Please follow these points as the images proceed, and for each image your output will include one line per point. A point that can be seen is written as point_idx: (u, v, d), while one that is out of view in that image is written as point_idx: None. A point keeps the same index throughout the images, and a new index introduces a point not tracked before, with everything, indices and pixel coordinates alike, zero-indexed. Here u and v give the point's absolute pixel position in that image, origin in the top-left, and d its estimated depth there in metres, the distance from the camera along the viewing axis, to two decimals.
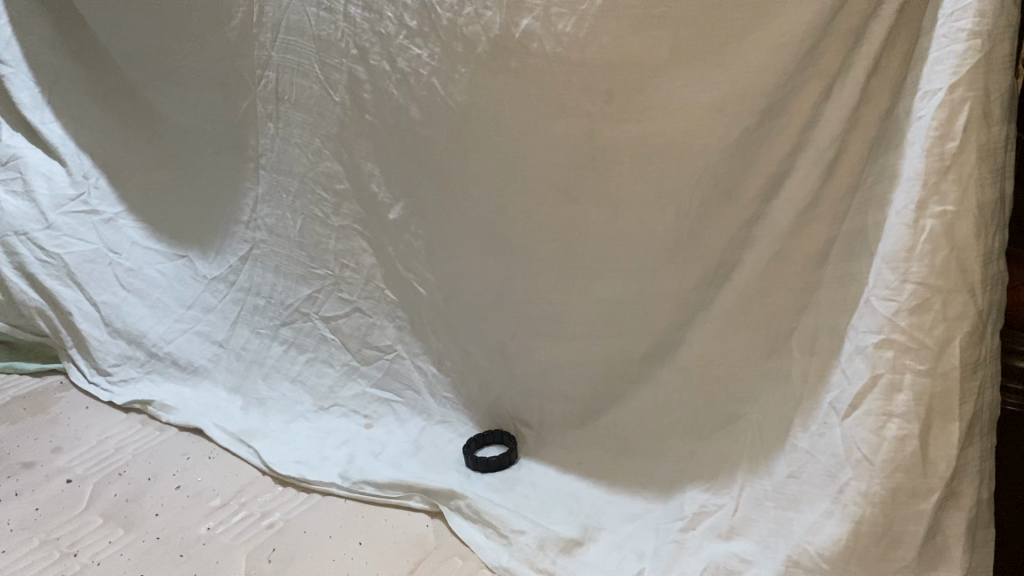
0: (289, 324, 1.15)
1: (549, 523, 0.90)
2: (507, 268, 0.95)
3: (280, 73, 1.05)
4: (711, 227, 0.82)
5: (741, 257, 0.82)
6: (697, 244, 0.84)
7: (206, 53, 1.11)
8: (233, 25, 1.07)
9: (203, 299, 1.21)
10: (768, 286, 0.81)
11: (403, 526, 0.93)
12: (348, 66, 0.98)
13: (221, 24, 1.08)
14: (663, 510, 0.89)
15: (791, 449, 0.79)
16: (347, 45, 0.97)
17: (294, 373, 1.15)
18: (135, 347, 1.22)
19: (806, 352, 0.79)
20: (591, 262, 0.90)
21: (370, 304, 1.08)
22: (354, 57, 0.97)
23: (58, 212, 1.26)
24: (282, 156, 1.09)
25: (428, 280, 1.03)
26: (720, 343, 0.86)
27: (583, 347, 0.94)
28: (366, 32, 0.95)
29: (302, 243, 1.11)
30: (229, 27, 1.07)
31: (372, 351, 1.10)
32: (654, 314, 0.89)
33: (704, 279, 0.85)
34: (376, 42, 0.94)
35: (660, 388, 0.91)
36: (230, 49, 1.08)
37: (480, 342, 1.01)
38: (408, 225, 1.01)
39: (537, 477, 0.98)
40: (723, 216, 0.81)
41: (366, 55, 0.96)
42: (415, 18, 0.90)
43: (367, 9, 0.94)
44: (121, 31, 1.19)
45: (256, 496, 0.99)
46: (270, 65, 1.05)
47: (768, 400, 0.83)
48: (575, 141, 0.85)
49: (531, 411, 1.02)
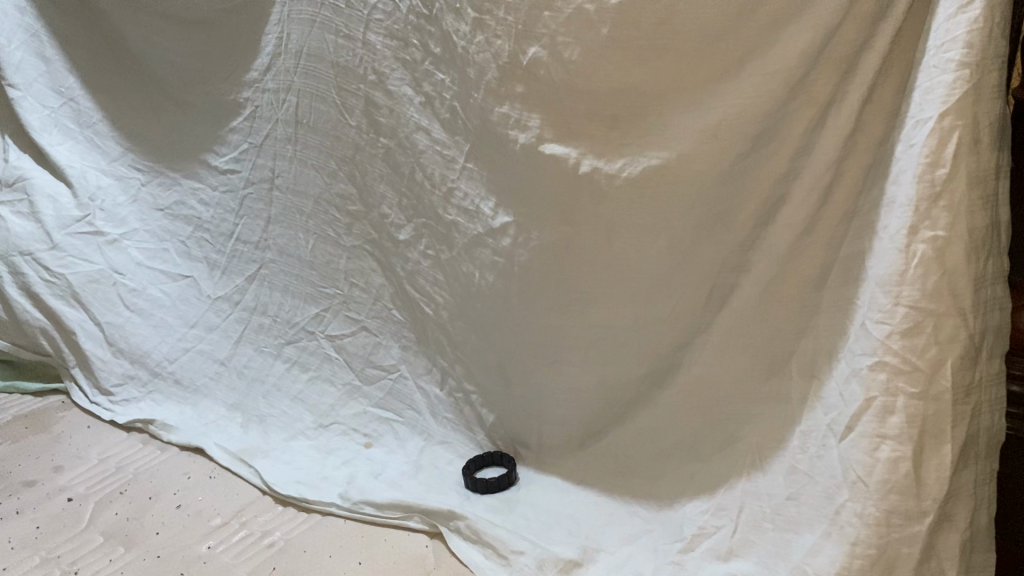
0: (294, 342, 1.16)
1: (548, 544, 0.90)
2: (500, 289, 0.97)
3: (301, 98, 1.07)
4: (704, 251, 0.84)
5: (739, 281, 0.84)
6: (687, 267, 0.85)
7: (229, 77, 1.13)
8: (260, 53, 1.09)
9: (205, 319, 1.22)
10: (765, 308, 0.82)
11: (404, 546, 0.94)
12: (367, 92, 1.00)
13: (245, 51, 1.10)
14: (661, 531, 0.90)
15: (790, 470, 0.81)
16: (366, 71, 0.99)
17: (296, 391, 1.15)
18: (137, 367, 1.23)
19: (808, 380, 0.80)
20: (584, 285, 0.91)
21: (377, 323, 1.10)
22: (372, 82, 0.99)
23: (63, 233, 1.26)
24: (299, 176, 1.10)
25: (437, 298, 1.03)
26: (715, 366, 0.87)
27: (583, 368, 0.95)
28: (387, 58, 0.97)
29: (313, 261, 1.12)
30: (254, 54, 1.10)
31: (374, 370, 1.11)
32: (649, 336, 0.90)
33: (699, 302, 0.86)
34: (399, 67, 0.97)
35: (659, 411, 0.93)
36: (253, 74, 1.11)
37: (484, 359, 1.02)
38: (421, 245, 1.02)
39: (536, 497, 0.98)
40: (719, 238, 0.83)
41: (385, 81, 0.98)
42: (439, 46, 0.92)
43: (391, 36, 0.96)
44: (145, 55, 1.21)
45: (256, 515, 1.00)
46: (292, 89, 1.07)
47: (767, 423, 0.84)
48: (571, 166, 0.86)
49: (532, 434, 1.03)
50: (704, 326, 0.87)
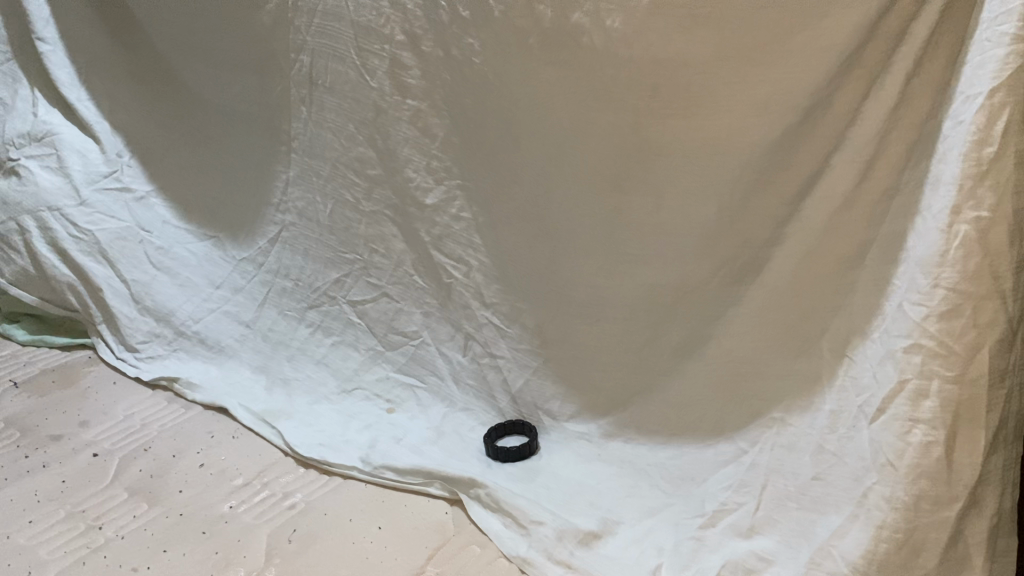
0: (317, 307, 1.16)
1: (568, 515, 0.90)
2: (542, 256, 0.97)
3: (314, 58, 1.05)
4: (746, 220, 0.84)
5: (766, 254, 0.84)
6: (735, 236, 0.85)
7: (242, 35, 1.11)
8: (267, 12, 1.06)
9: (231, 280, 1.21)
10: (799, 285, 0.82)
11: (424, 512, 0.93)
12: (393, 52, 0.98)
13: (255, 10, 1.07)
14: (683, 505, 0.89)
15: (818, 450, 0.80)
16: (392, 32, 0.97)
17: (319, 355, 1.15)
18: (163, 324, 1.21)
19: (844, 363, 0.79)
20: (629, 253, 0.91)
21: (398, 290, 1.10)
22: (400, 42, 0.97)
23: (91, 189, 1.26)
24: (315, 141, 1.09)
25: (470, 261, 1.03)
26: (746, 341, 0.87)
27: (619, 336, 0.96)
28: (418, 19, 0.95)
29: (331, 227, 1.12)
30: (263, 13, 1.07)
31: (397, 336, 1.11)
32: (689, 310, 0.91)
33: (736, 275, 0.86)
34: (428, 28, 0.94)
35: (686, 384, 0.93)
36: (266, 34, 1.08)
37: (517, 325, 1.02)
38: (451, 209, 1.02)
39: (558, 467, 0.98)
40: (758, 212, 0.83)
41: (416, 41, 0.96)
42: (467, 8, 0.90)
43: None
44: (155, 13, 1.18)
45: (279, 476, 0.99)
46: (305, 49, 1.05)
47: (798, 396, 0.84)
48: (618, 134, 0.86)
49: (554, 403, 1.03)
50: (736, 300, 0.87)
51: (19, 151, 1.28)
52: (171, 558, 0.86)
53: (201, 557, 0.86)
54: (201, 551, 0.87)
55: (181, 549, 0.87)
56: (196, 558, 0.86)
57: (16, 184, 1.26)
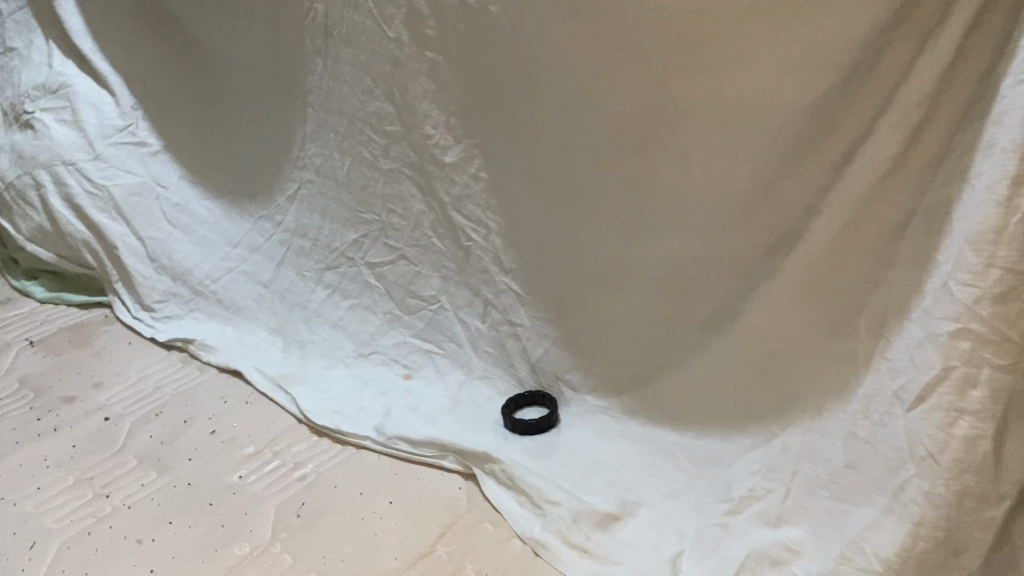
0: (335, 269, 1.12)
1: (584, 496, 0.86)
2: (563, 220, 0.92)
3: (329, 7, 0.99)
4: (787, 184, 0.77)
5: (807, 223, 0.77)
6: (775, 203, 0.79)
7: None
8: None
9: (249, 238, 1.18)
10: (838, 258, 0.76)
11: (435, 488, 0.89)
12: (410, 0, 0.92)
13: None
14: (707, 488, 0.85)
15: (851, 436, 0.76)
16: None
17: (336, 318, 1.11)
18: (180, 283, 1.19)
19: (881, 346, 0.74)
20: (652, 219, 0.85)
21: (416, 253, 1.05)
22: None
23: (105, 143, 1.22)
24: (332, 94, 1.04)
25: (488, 223, 0.98)
26: (775, 316, 0.82)
27: (642, 307, 0.91)
28: None
29: (349, 185, 1.07)
30: None
31: (414, 301, 1.07)
32: (719, 283, 0.85)
33: (769, 245, 0.80)
34: None
35: (713, 360, 0.88)
36: None
37: (536, 293, 0.98)
38: (471, 167, 0.96)
39: (576, 443, 0.94)
40: (798, 178, 0.76)
41: None
42: None
43: None
44: None
45: (290, 445, 0.96)
46: None
47: (835, 375, 0.78)
48: (642, 92, 0.80)
49: (576, 375, 0.99)
50: (770, 272, 0.81)
51: (34, 103, 1.25)
52: (175, 530, 0.84)
53: (206, 530, 0.84)
54: (206, 522, 0.85)
55: (188, 520, 0.85)
56: (201, 530, 0.84)
57: (31, 138, 1.24)
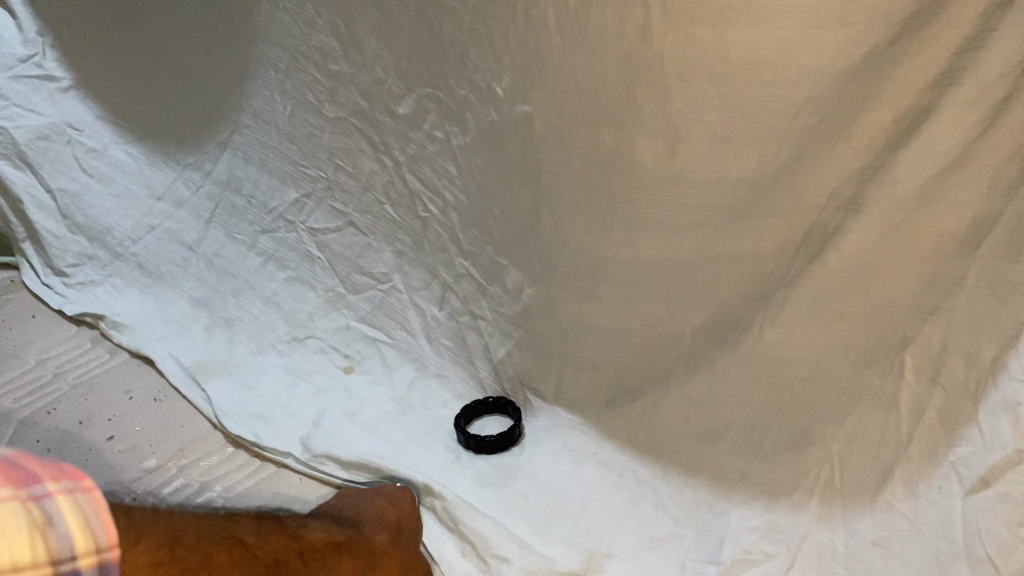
0: (271, 233, 0.93)
1: (543, 546, 0.70)
2: (532, 197, 0.72)
3: None
4: (815, 172, 0.59)
5: (843, 225, 0.60)
6: (794, 198, 0.61)
7: None
8: None
9: (174, 192, 0.99)
10: (876, 267, 0.60)
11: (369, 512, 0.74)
12: None
13: None
14: (694, 541, 0.68)
15: (882, 502, 0.60)
16: None
17: (270, 293, 0.93)
18: (96, 245, 1.02)
19: (921, 387, 0.59)
20: (639, 211, 0.66)
21: (366, 222, 0.85)
22: None
23: (6, 76, 1.03)
24: (270, 21, 0.82)
25: (444, 193, 0.79)
26: (794, 338, 0.65)
27: (630, 307, 0.72)
28: None
29: (291, 133, 0.86)
30: None
31: (362, 278, 0.88)
32: (722, 289, 0.67)
33: (787, 247, 0.63)
34: None
35: (715, 380, 0.71)
36: None
37: (498, 284, 0.79)
38: (428, 124, 0.76)
39: (541, 469, 0.78)
40: (831, 167, 0.58)
41: None
42: None
43: None
44: None
45: (199, 459, 0.80)
46: None
47: (867, 418, 0.62)
48: (639, 38, 0.59)
49: (548, 378, 0.81)
50: (788, 280, 0.64)
51: None
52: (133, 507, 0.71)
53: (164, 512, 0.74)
54: (167, 501, 0.76)
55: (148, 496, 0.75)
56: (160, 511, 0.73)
57: None
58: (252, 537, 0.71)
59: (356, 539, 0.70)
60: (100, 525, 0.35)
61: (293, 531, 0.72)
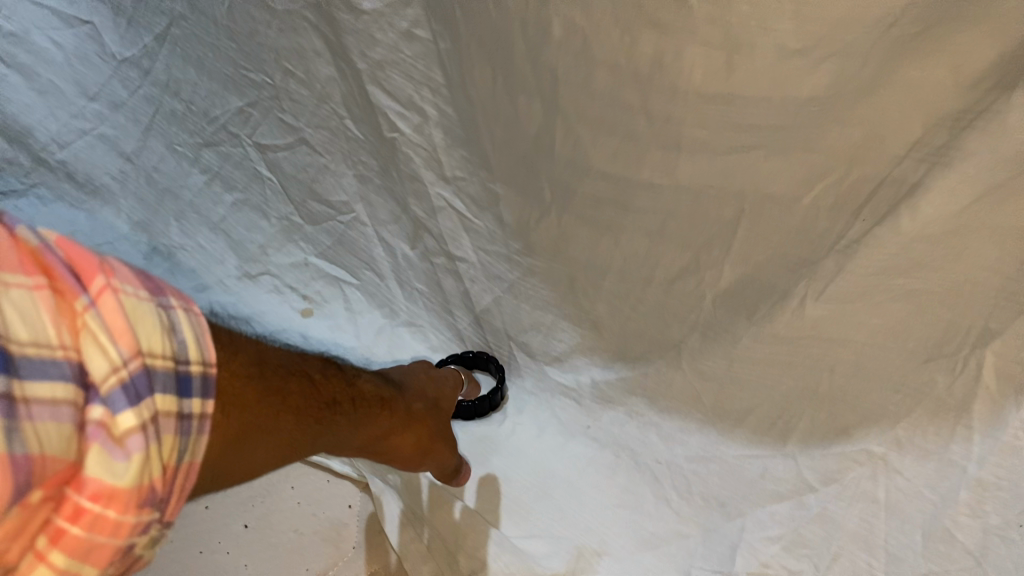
0: (214, 147, 0.74)
1: (527, 543, 0.68)
2: (540, 121, 0.54)
3: None
4: (893, 117, 0.45)
5: (923, 181, 0.47)
6: (868, 143, 0.47)
7: None
8: None
9: (108, 90, 0.75)
10: (955, 235, 0.48)
11: (316, 506, 0.76)
12: None
13: None
14: (701, 546, 0.62)
15: (932, 527, 0.52)
16: None
17: (218, 219, 0.79)
18: (17, 146, 0.84)
19: (1001, 399, 0.49)
20: (679, 130, 0.50)
21: (323, 139, 0.67)
22: None
23: None
24: None
25: (425, 108, 0.59)
26: (847, 319, 0.54)
27: (648, 258, 0.59)
28: None
29: (230, 28, 0.64)
30: None
31: (321, 206, 0.73)
32: (760, 247, 0.54)
33: (845, 204, 0.50)
34: None
35: (744, 351, 0.59)
36: None
37: (489, 213, 0.63)
38: (406, 20, 0.55)
39: (526, 445, 0.73)
40: (917, 99, 0.44)
41: None
42: None
43: None
44: None
45: None
46: None
47: (927, 428, 0.52)
48: None
49: (534, 337, 0.70)
50: (842, 244, 0.52)
51: None
52: None
53: None
54: None
55: None
56: None
57: None
58: (315, 374, 0.50)
59: (398, 397, 0.58)
60: (205, 342, 0.40)
61: (343, 375, 0.53)
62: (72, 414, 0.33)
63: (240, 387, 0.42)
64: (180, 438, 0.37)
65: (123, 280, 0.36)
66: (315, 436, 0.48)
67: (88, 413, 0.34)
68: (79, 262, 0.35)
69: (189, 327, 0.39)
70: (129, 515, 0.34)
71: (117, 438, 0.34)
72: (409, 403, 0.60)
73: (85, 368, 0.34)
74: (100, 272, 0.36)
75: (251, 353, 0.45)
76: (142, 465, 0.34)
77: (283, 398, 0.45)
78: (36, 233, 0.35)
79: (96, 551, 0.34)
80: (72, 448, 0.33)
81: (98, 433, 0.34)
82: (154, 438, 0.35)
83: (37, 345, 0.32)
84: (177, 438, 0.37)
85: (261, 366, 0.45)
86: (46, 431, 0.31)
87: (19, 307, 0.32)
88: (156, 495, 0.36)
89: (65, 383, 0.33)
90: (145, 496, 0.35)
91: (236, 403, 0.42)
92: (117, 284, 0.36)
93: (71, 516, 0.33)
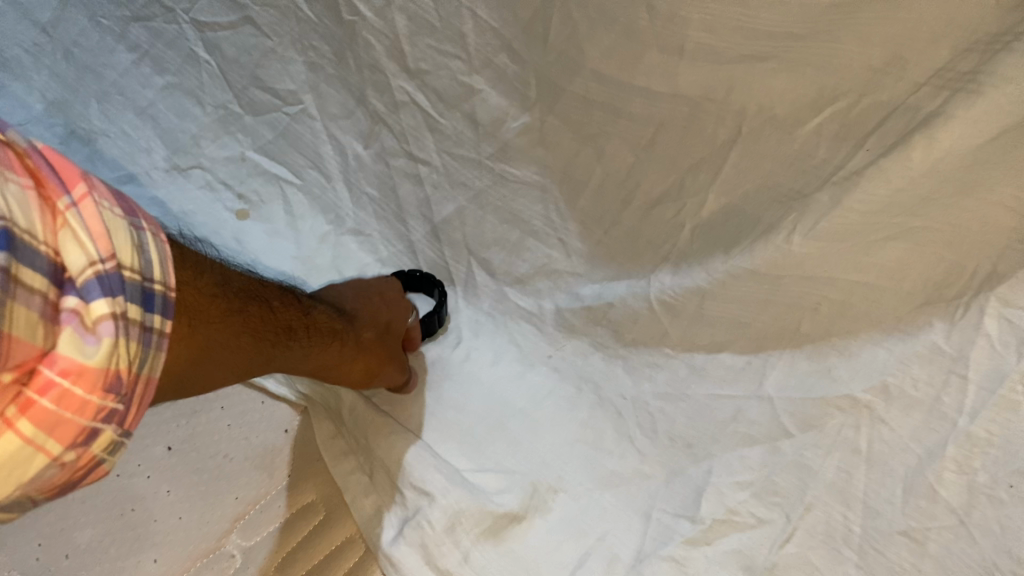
0: (144, 22, 0.67)
1: (473, 475, 0.59)
2: (531, 7, 0.50)
3: None
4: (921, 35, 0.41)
5: (943, 109, 0.42)
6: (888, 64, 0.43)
7: None
8: None
9: None
10: (972, 168, 0.44)
11: (248, 430, 0.65)
12: None
13: None
14: (663, 486, 0.55)
15: (920, 485, 0.47)
16: None
17: (146, 104, 0.71)
18: None
19: (1001, 348, 0.47)
20: (682, 30, 0.46)
21: (268, 19, 0.61)
22: None
23: None
24: None
25: None
26: (843, 259, 0.50)
27: (630, 170, 0.55)
28: None
29: None
30: None
31: (264, 95, 0.66)
32: (754, 171, 0.50)
33: (854, 129, 0.46)
34: None
35: (724, 287, 0.55)
36: None
37: (456, 112, 0.59)
38: None
39: (481, 372, 0.65)
40: (954, 18, 0.40)
41: None
42: None
43: None
44: None
45: None
46: None
47: (919, 376, 0.49)
48: None
49: (499, 250, 0.65)
50: (841, 175, 0.47)
51: None
52: None
53: None
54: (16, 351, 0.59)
55: None
56: None
57: None
58: (271, 294, 0.46)
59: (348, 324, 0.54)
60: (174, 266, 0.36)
61: (298, 301, 0.49)
62: (45, 304, 0.30)
63: (204, 304, 0.39)
64: (148, 348, 0.34)
65: (104, 192, 0.34)
66: (270, 357, 0.45)
67: (59, 300, 0.31)
68: (62, 166, 0.32)
69: (161, 247, 0.35)
70: (95, 398, 0.32)
71: (90, 325, 0.31)
72: (359, 332, 0.55)
73: (62, 263, 0.31)
74: (83, 179, 0.33)
75: (215, 272, 0.41)
76: (112, 352, 0.32)
77: (240, 317, 0.42)
78: (15, 131, 0.32)
79: (60, 432, 0.31)
80: (40, 335, 0.30)
81: (72, 320, 0.31)
82: (125, 334, 0.32)
83: (26, 232, 0.30)
84: (143, 347, 0.34)
85: (222, 286, 0.41)
86: (22, 308, 0.29)
87: (7, 196, 0.29)
88: (122, 390, 0.33)
89: (41, 274, 0.30)
90: (113, 386, 0.32)
91: (192, 317, 0.38)
92: (97, 193, 0.33)
93: (40, 390, 0.30)
